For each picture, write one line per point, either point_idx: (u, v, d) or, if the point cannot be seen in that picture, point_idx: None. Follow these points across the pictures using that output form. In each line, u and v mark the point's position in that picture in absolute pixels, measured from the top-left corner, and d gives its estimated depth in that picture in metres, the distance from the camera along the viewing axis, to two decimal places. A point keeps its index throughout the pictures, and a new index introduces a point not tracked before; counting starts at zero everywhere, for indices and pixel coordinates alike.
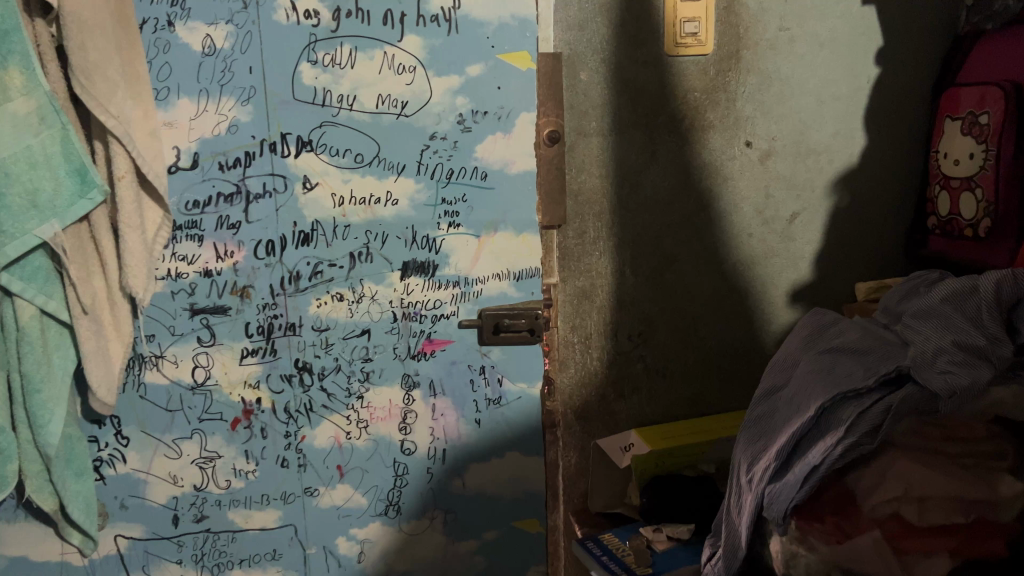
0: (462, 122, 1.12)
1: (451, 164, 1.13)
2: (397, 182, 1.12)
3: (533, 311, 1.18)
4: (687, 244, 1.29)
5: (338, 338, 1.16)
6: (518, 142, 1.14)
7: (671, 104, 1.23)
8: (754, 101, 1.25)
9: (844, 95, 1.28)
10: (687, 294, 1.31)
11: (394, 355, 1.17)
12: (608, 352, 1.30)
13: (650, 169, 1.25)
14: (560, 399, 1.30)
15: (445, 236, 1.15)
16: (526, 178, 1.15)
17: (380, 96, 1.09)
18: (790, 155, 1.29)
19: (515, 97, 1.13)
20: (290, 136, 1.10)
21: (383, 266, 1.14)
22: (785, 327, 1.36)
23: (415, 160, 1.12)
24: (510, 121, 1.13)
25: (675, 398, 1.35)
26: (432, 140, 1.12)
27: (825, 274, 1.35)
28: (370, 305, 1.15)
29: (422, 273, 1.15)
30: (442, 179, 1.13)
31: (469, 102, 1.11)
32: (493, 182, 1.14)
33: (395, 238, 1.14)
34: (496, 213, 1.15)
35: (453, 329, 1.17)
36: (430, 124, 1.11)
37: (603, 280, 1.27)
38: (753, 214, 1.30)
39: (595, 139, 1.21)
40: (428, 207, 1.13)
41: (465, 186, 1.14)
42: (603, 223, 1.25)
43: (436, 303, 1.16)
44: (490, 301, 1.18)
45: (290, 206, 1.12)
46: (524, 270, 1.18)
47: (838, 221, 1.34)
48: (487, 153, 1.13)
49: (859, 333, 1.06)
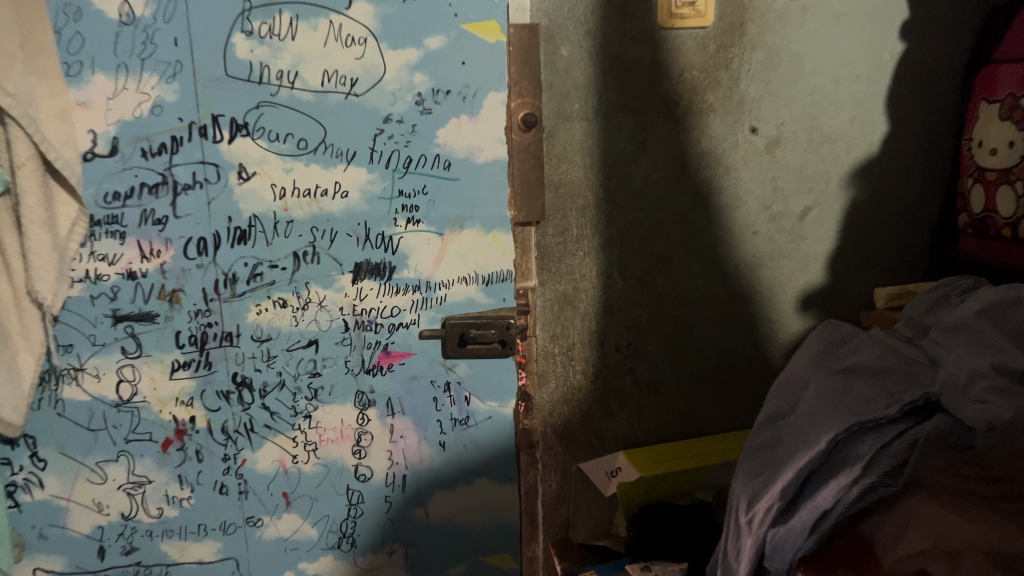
0: (421, 103, 0.97)
1: (409, 152, 0.98)
2: (347, 172, 0.98)
3: (504, 321, 1.03)
4: (682, 242, 1.14)
5: (281, 349, 1.02)
6: (486, 127, 0.99)
7: (665, 84, 1.08)
8: (760, 81, 1.10)
9: (863, 74, 1.13)
10: (683, 299, 1.16)
11: (345, 369, 1.03)
12: (593, 365, 1.16)
13: (640, 158, 1.10)
14: (539, 417, 1.16)
15: (403, 234, 1.00)
16: (496, 169, 1.01)
17: (326, 72, 0.95)
18: (801, 143, 1.14)
19: (483, 74, 0.98)
20: (222, 118, 0.95)
21: (332, 269, 1.00)
22: (794, 337, 1.21)
23: (367, 146, 0.97)
24: (477, 102, 0.98)
25: (670, 417, 1.19)
26: (387, 124, 0.97)
27: (840, 279, 1.20)
28: (318, 312, 1.01)
29: (378, 276, 1.01)
30: (398, 169, 0.98)
31: (429, 80, 0.97)
32: (457, 172, 1.00)
33: (346, 237, 0.99)
34: (462, 208, 1.01)
35: (413, 341, 1.03)
36: (385, 106, 0.97)
37: (587, 284, 1.13)
38: (758, 210, 1.15)
39: (577, 123, 1.07)
40: (384, 201, 0.99)
41: (425, 177, 0.99)
42: (587, 220, 1.11)
43: (393, 310, 1.02)
44: (457, 308, 1.03)
45: (224, 198, 0.97)
46: (494, 274, 1.03)
47: (855, 218, 1.18)
48: (451, 139, 0.99)
49: (880, 351, 0.91)
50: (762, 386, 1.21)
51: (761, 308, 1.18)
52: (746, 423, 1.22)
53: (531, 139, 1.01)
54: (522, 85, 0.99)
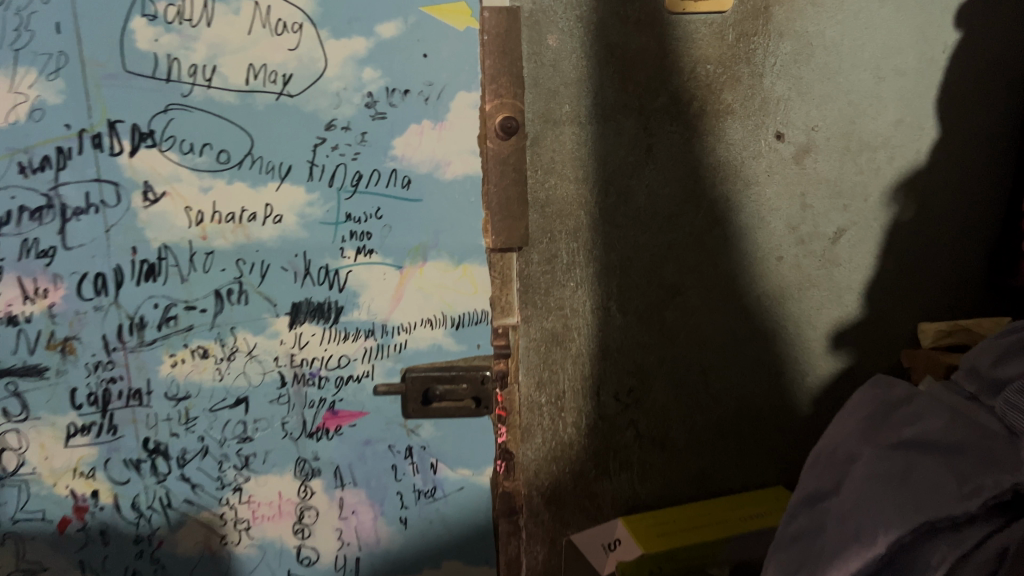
0: (373, 106, 0.78)
1: (357, 167, 0.79)
2: (279, 191, 0.78)
3: (479, 374, 0.85)
4: (694, 271, 0.96)
5: (203, 410, 0.83)
6: (454, 135, 0.80)
7: (673, 81, 0.89)
8: (788, 77, 0.92)
9: (910, 69, 0.94)
10: (694, 338, 0.98)
11: (283, 432, 0.84)
12: (587, 417, 0.97)
13: (644, 170, 0.91)
14: (523, 478, 0.97)
15: (352, 266, 0.81)
16: (467, 187, 0.82)
17: (252, 67, 0.75)
18: (835, 151, 0.95)
19: (450, 69, 0.78)
20: (121, 124, 0.75)
21: (264, 310, 0.81)
22: (823, 381, 1.02)
23: (306, 160, 0.78)
24: (443, 105, 0.79)
25: (677, 475, 1.02)
26: (330, 132, 0.78)
27: (878, 311, 1.01)
28: (247, 363, 0.82)
29: (320, 319, 0.82)
30: (345, 187, 0.79)
31: (382, 76, 0.77)
32: (419, 192, 0.81)
33: (280, 271, 0.80)
34: (425, 234, 0.82)
35: (366, 397, 0.85)
36: (327, 109, 0.77)
37: (579, 321, 0.94)
38: (784, 231, 0.96)
39: (568, 128, 0.88)
40: (327, 227, 0.80)
41: (379, 198, 0.80)
42: (579, 245, 0.91)
43: (341, 360, 0.83)
44: (419, 358, 0.85)
45: (126, 225, 0.78)
46: (466, 315, 0.85)
47: (899, 240, 1.00)
48: (410, 151, 0.79)
49: (949, 419, 0.72)
50: (785, 438, 1.04)
51: (785, 346, 1.00)
52: (766, 481, 1.05)
53: (510, 149, 0.82)
54: (500, 82, 0.80)
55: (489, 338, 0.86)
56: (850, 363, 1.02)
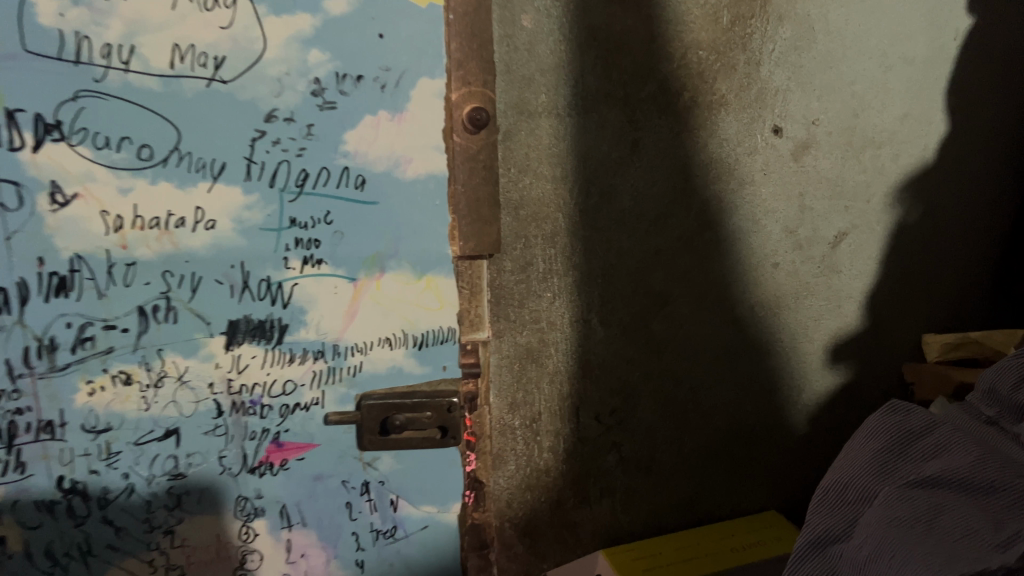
0: (320, 94, 0.68)
1: (303, 164, 0.69)
2: (211, 193, 0.68)
3: (445, 402, 0.79)
4: (683, 278, 0.87)
5: (127, 443, 0.73)
6: (415, 129, 0.72)
7: (661, 68, 0.80)
8: (788, 65, 0.82)
9: (919, 57, 0.86)
10: (682, 353, 0.89)
11: (220, 467, 0.76)
12: (565, 440, 0.88)
13: (630, 168, 0.81)
14: (494, 508, 0.88)
15: (299, 278, 0.72)
16: (429, 186, 0.74)
17: (176, 48, 0.64)
18: (837, 147, 0.87)
19: (410, 53, 0.70)
20: (21, 113, 0.63)
21: (196, 330, 0.71)
22: (819, 397, 0.95)
23: (242, 156, 0.68)
24: (401, 93, 0.70)
25: (663, 501, 0.93)
26: (271, 124, 0.68)
27: (879, 322, 0.93)
28: (178, 390, 0.72)
29: (261, 339, 0.73)
30: (288, 188, 0.69)
31: (331, 59, 0.67)
32: (376, 194, 0.72)
33: (214, 285, 0.70)
34: (383, 242, 0.74)
35: (315, 428, 0.77)
36: (267, 97, 0.67)
37: (557, 336, 0.84)
38: (780, 235, 0.88)
39: (545, 121, 0.77)
40: (268, 234, 0.70)
41: (327, 200, 0.71)
42: (556, 251, 0.82)
43: (288, 386, 0.75)
44: (377, 382, 0.78)
45: (30, 232, 0.66)
46: (430, 332, 0.78)
47: (904, 245, 0.91)
48: (365, 146, 0.70)
49: (977, 452, 0.63)
50: (778, 459, 0.96)
51: (780, 361, 0.92)
52: (758, 505, 0.97)
53: (479, 144, 0.74)
54: (467, 68, 0.72)
55: (455, 359, 0.80)
56: (848, 378, 0.95)
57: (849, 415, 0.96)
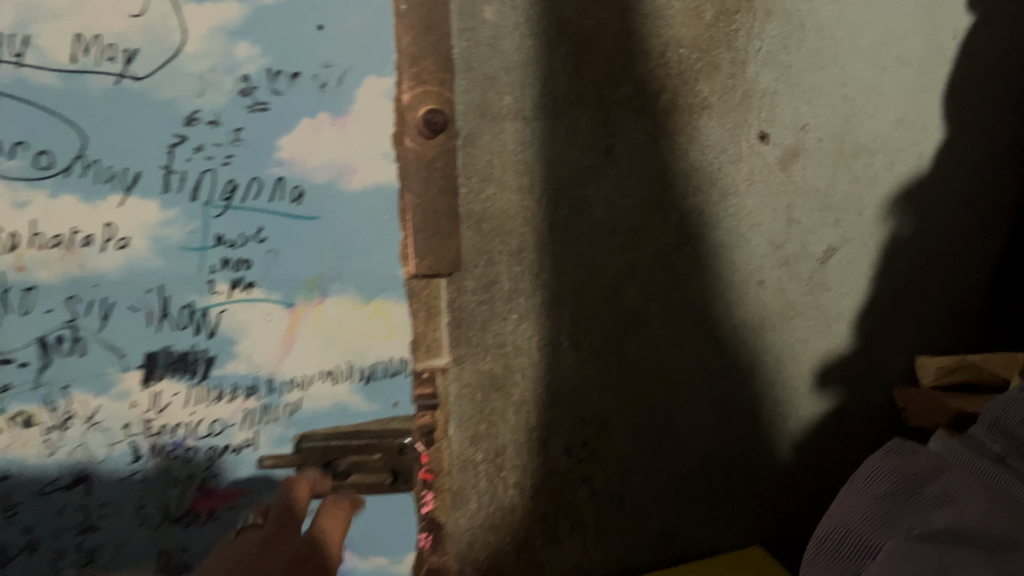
0: (249, 93, 0.58)
1: (230, 174, 0.60)
2: (123, 207, 0.59)
3: (395, 442, 0.72)
4: (660, 296, 0.79)
5: (29, 492, 0.64)
6: (361, 134, 0.62)
7: (638, 68, 0.72)
8: (776, 65, 0.75)
9: (915, 59, 0.79)
10: (659, 377, 0.81)
11: (138, 519, 0.68)
12: (531, 476, 0.80)
13: (603, 177, 0.74)
14: (453, 551, 0.79)
15: (226, 304, 0.64)
16: (377, 198, 0.65)
17: (79, 38, 0.54)
18: (827, 155, 0.80)
19: (356, 45, 0.60)
20: None
21: (107, 364, 0.62)
22: (806, 424, 0.88)
23: (159, 164, 0.59)
24: (345, 93, 0.61)
25: (638, 538, 0.86)
26: (192, 128, 0.58)
27: (869, 343, 0.87)
28: (87, 433, 0.63)
29: (183, 374, 0.64)
30: (213, 202, 0.60)
31: (261, 52, 0.58)
32: (316, 208, 0.63)
33: (128, 312, 0.61)
34: (324, 264, 0.65)
35: (248, 472, 0.69)
36: (187, 97, 0.57)
37: (523, 362, 0.76)
38: (766, 250, 0.80)
39: (509, 124, 0.70)
40: (190, 254, 0.61)
41: (259, 216, 0.62)
42: (522, 269, 0.74)
43: (215, 425, 0.67)
44: (319, 420, 0.70)
45: None
46: (380, 364, 0.70)
47: (896, 260, 0.85)
48: (303, 153, 0.61)
49: (987, 501, 0.56)
50: (761, 490, 0.89)
51: (764, 386, 0.85)
52: (740, 541, 0.90)
53: (436, 151, 0.66)
54: (422, 65, 0.64)
55: (408, 396, 0.71)
56: (836, 403, 0.88)
57: (836, 442, 0.90)
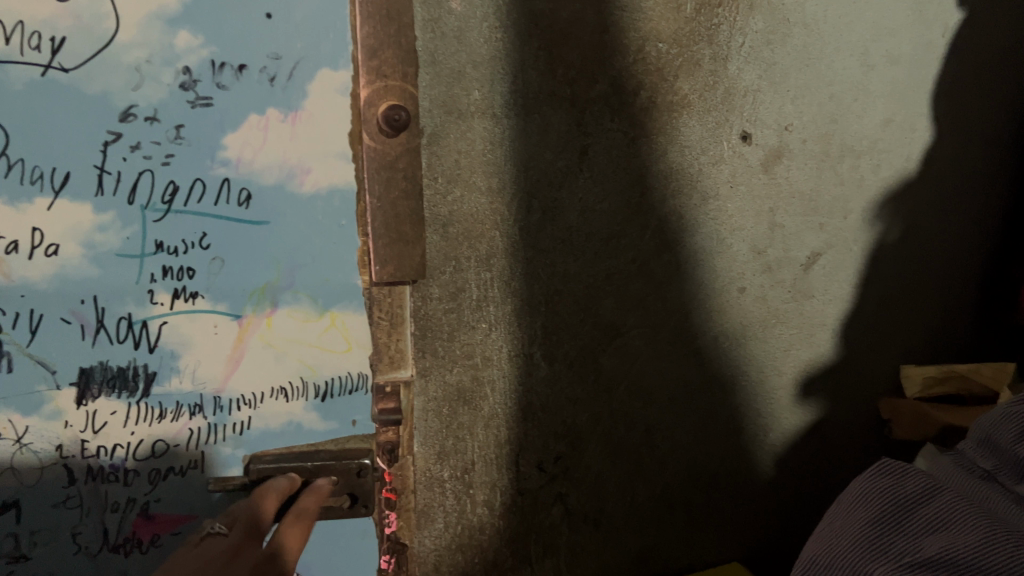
0: (191, 87, 0.55)
1: (171, 175, 0.57)
2: (51, 211, 0.55)
3: (354, 465, 0.69)
4: (638, 306, 0.75)
5: None
6: (314, 132, 0.59)
7: (614, 63, 0.68)
8: (760, 61, 0.71)
9: (904, 56, 0.76)
10: (636, 391, 0.77)
11: (75, 546, 0.65)
12: (502, 493, 0.76)
13: (577, 180, 0.70)
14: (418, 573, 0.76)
15: (168, 316, 0.61)
16: (330, 200, 0.62)
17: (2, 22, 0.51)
18: (811, 157, 0.76)
19: (306, 36, 0.57)
20: None
21: (38, 381, 0.60)
22: (788, 437, 0.84)
23: (92, 163, 0.55)
24: (295, 88, 0.58)
25: (615, 557, 0.82)
26: (127, 124, 0.55)
27: (854, 352, 0.84)
28: (16, 454, 0.61)
29: (122, 391, 0.62)
30: (153, 205, 0.57)
31: (204, 43, 0.55)
32: (265, 211, 0.60)
33: (59, 324, 0.59)
34: (273, 272, 0.62)
35: (193, 494, 0.67)
36: (122, 90, 0.54)
37: (493, 374, 0.72)
38: (747, 256, 0.77)
39: (477, 123, 0.66)
40: (127, 261, 0.58)
41: (202, 220, 0.59)
42: (492, 275, 0.70)
43: (157, 445, 0.64)
44: (271, 441, 0.67)
45: None
46: (336, 380, 0.67)
47: (881, 267, 0.82)
48: (249, 152, 0.58)
49: (984, 525, 0.52)
50: (742, 505, 0.85)
51: (745, 397, 0.81)
52: (720, 557, 0.86)
53: (397, 150, 0.62)
54: (381, 58, 0.60)
55: (367, 414, 0.69)
56: (820, 416, 0.85)
57: (819, 454, 0.87)
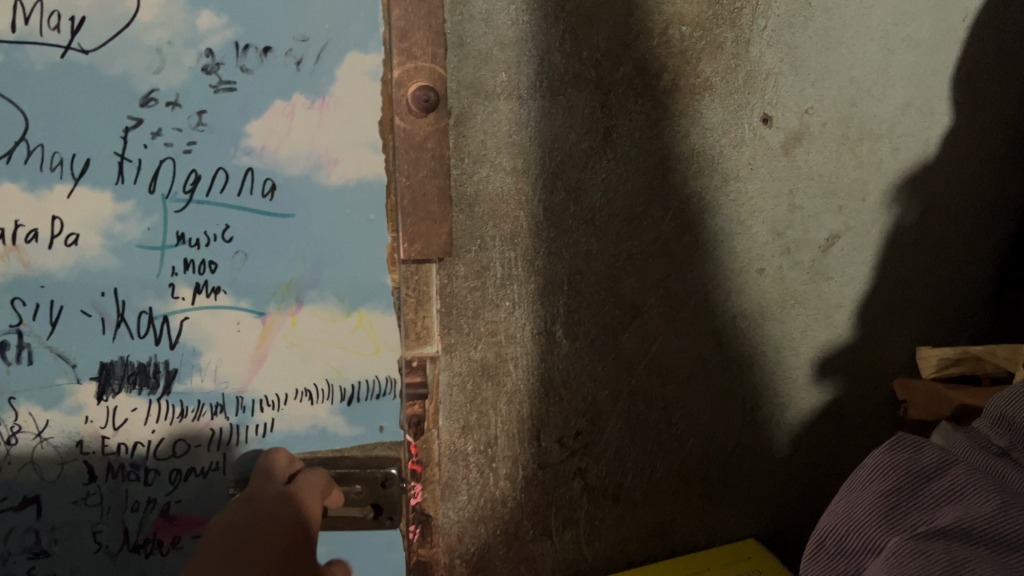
0: (213, 71, 0.55)
1: (193, 163, 0.58)
2: (71, 199, 0.57)
3: (379, 472, 0.71)
4: (658, 286, 0.77)
5: None
6: (340, 120, 0.58)
7: (638, 46, 0.69)
8: (782, 44, 0.73)
9: (925, 40, 0.76)
10: (655, 369, 0.79)
11: (96, 545, 0.69)
12: (523, 467, 0.78)
13: (601, 161, 0.71)
14: (443, 543, 0.78)
15: (191, 311, 0.62)
16: (354, 191, 0.61)
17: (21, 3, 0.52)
18: (831, 140, 0.77)
19: (329, 17, 0.56)
20: None
21: (58, 375, 0.63)
22: (804, 417, 0.86)
23: (113, 151, 0.56)
24: (321, 74, 0.57)
25: (633, 531, 0.84)
26: (148, 110, 0.56)
27: (870, 333, 0.85)
28: (37, 448, 0.65)
29: (144, 388, 0.64)
30: (174, 194, 0.58)
31: (226, 24, 0.54)
32: (289, 204, 0.60)
33: (79, 316, 0.61)
34: (294, 271, 0.62)
35: (212, 495, 0.70)
36: (142, 74, 0.55)
37: (516, 351, 0.74)
38: (767, 237, 0.78)
39: (503, 104, 0.67)
40: (149, 252, 0.60)
41: (225, 210, 0.60)
42: (516, 254, 0.71)
43: (179, 445, 0.67)
44: (293, 446, 0.69)
45: None
46: (361, 384, 0.68)
47: (898, 249, 0.83)
48: (273, 140, 0.58)
49: (998, 496, 0.54)
50: (759, 483, 0.87)
51: (761, 377, 0.83)
52: (736, 533, 0.88)
53: (426, 130, 0.64)
54: (412, 40, 0.61)
55: (390, 420, 0.70)
56: (835, 396, 0.86)
57: (834, 433, 0.88)
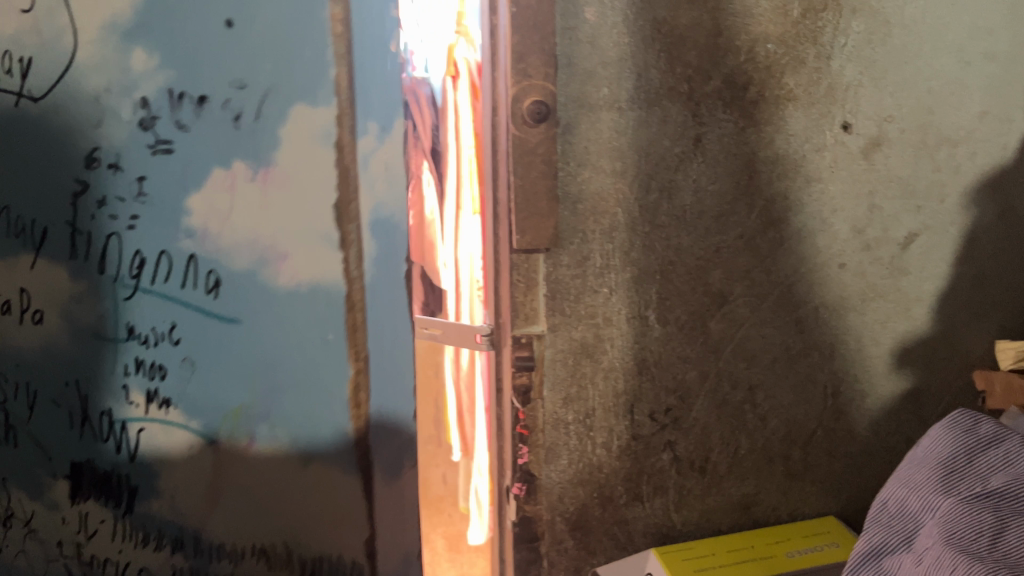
0: (150, 128, 0.73)
1: (140, 248, 0.75)
2: (33, 269, 0.76)
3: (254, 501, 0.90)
4: (744, 277, 0.85)
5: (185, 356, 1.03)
6: (280, 194, 0.75)
7: (727, 62, 0.79)
8: (860, 59, 0.81)
9: (1000, 52, 0.83)
10: (740, 353, 0.87)
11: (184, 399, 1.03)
12: (619, 437, 0.87)
13: (692, 163, 0.81)
14: (546, 502, 0.88)
15: (145, 418, 0.79)
16: (310, 293, 0.77)
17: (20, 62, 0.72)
18: (909, 145, 0.84)
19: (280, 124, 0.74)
20: None
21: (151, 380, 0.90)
22: (883, 404, 0.92)
23: (65, 221, 0.75)
24: (261, 142, 0.74)
25: (718, 501, 0.92)
26: (92, 171, 0.74)
27: (950, 327, 0.90)
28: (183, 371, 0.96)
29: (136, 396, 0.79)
30: (123, 276, 0.76)
31: (166, 83, 0.72)
32: (237, 312, 0.77)
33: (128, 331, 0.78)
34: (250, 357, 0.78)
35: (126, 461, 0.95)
36: (91, 137, 0.73)
37: (612, 333, 0.84)
38: (848, 235, 0.85)
39: (605, 114, 0.78)
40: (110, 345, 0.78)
41: (172, 306, 0.76)
42: (614, 247, 0.81)
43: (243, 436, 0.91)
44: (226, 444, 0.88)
45: None
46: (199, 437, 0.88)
47: (977, 248, 0.88)
48: (214, 227, 0.76)
49: None
50: (839, 464, 0.93)
51: (842, 364, 0.90)
52: (817, 510, 0.94)
53: (538, 138, 0.76)
54: (528, 62, 0.74)
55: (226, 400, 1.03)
56: (915, 386, 0.92)
57: (915, 421, 0.93)
